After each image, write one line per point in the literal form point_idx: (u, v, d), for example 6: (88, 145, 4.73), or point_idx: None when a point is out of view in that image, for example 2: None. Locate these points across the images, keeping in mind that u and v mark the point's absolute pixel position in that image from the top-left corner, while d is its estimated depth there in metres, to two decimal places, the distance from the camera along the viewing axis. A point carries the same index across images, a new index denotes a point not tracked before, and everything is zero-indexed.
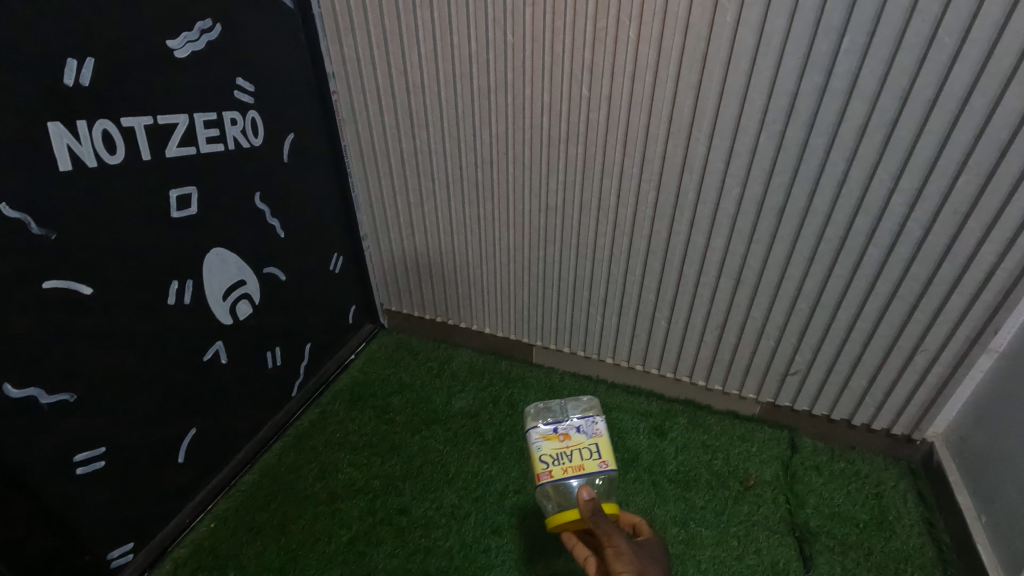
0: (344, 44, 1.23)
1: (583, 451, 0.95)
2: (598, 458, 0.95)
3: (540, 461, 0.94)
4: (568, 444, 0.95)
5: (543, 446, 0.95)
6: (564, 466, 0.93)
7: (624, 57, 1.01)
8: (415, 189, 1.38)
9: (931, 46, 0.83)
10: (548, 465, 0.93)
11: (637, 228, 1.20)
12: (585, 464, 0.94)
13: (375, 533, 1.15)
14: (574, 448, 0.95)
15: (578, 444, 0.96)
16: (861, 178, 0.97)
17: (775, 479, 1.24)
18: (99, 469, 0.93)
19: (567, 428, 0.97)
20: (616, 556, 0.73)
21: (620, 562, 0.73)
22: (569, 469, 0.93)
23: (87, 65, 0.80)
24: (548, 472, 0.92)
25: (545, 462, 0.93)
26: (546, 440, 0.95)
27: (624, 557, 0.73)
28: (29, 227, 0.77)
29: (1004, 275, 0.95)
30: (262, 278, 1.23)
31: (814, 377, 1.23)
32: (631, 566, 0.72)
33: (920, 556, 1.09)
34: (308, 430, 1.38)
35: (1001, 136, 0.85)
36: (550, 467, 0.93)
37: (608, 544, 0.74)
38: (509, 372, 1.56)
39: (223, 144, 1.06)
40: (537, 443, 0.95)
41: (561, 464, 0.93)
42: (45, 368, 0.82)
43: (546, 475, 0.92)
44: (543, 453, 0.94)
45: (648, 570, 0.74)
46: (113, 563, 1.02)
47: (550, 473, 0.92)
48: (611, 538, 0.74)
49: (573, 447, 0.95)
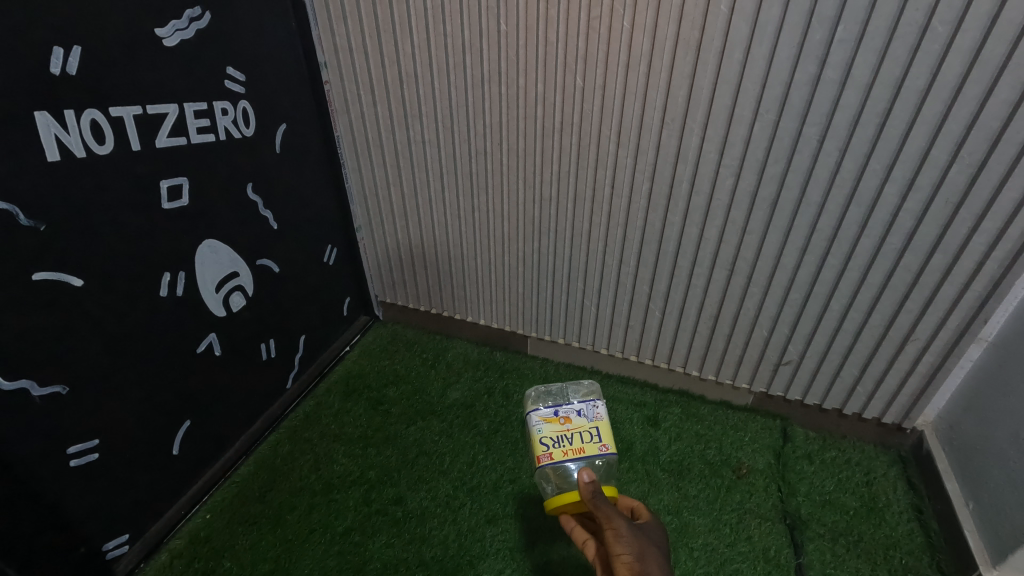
0: (336, 33, 1.21)
1: (583, 435, 0.98)
2: (598, 441, 0.98)
3: (541, 443, 0.96)
4: (569, 427, 0.98)
5: (543, 428, 0.97)
6: (564, 449, 0.96)
7: (618, 46, 1.00)
8: (409, 180, 1.37)
9: (924, 36, 0.83)
10: (548, 448, 0.96)
11: (631, 219, 1.20)
12: (585, 447, 0.97)
13: (371, 524, 1.15)
14: (574, 431, 0.98)
15: (579, 427, 0.98)
16: (854, 169, 0.98)
17: (767, 468, 1.26)
18: (93, 461, 0.93)
19: (568, 411, 0.99)
20: (614, 537, 0.75)
21: (619, 544, 0.74)
22: (569, 451, 0.96)
23: (73, 53, 0.78)
24: (548, 455, 0.95)
25: (546, 444, 0.96)
26: (547, 423, 0.97)
27: (622, 539, 0.74)
28: (17, 218, 0.76)
29: (994, 265, 0.96)
30: (256, 269, 1.23)
31: (807, 367, 1.24)
32: (630, 547, 0.73)
33: (909, 542, 1.11)
34: (303, 422, 1.39)
35: (993, 126, 0.86)
36: (550, 450, 0.96)
37: (608, 526, 0.76)
38: (503, 363, 1.56)
39: (215, 135, 1.05)
40: (538, 426, 0.97)
41: (562, 447, 0.96)
42: (37, 361, 0.82)
43: (546, 457, 0.95)
44: (543, 435, 0.97)
45: (648, 553, 0.74)
46: (108, 554, 1.02)
47: (550, 456, 0.95)
48: (611, 521, 0.75)
49: (573, 430, 0.98)
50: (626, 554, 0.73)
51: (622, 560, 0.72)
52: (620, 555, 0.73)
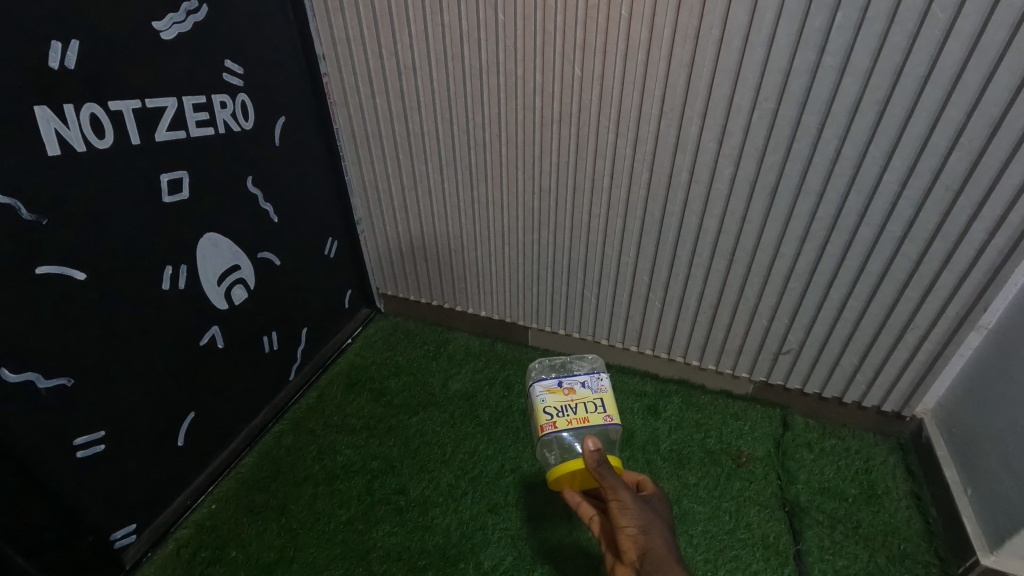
0: (333, 25, 1.21)
1: (587, 405, 0.95)
2: (603, 412, 0.95)
3: (544, 412, 0.93)
4: (572, 398, 0.95)
5: (546, 398, 0.94)
6: (569, 418, 0.93)
7: (616, 35, 1.00)
8: (409, 172, 1.37)
9: (924, 21, 0.82)
10: (552, 417, 0.93)
11: (631, 209, 1.20)
12: (590, 417, 0.94)
13: (374, 513, 1.17)
14: (579, 402, 0.95)
15: (583, 398, 0.96)
16: (853, 157, 0.97)
17: (766, 456, 1.26)
18: (100, 452, 0.95)
19: (572, 382, 0.97)
20: (620, 509, 0.75)
21: (624, 516, 0.74)
22: (573, 421, 0.93)
23: (72, 47, 0.79)
24: (552, 423, 0.92)
25: (549, 413, 0.93)
26: (550, 393, 0.94)
27: (628, 512, 0.74)
28: (20, 212, 0.76)
29: (994, 253, 0.96)
30: (257, 262, 1.24)
31: (806, 356, 1.25)
32: (635, 520, 0.74)
33: (907, 528, 1.12)
34: (306, 413, 1.40)
35: (993, 113, 0.85)
36: (554, 419, 0.93)
37: (613, 498, 0.76)
38: (504, 354, 1.57)
39: (214, 128, 1.05)
40: (541, 396, 0.95)
41: (566, 416, 0.93)
42: (43, 353, 0.83)
43: (550, 426, 0.92)
44: (547, 405, 0.94)
45: (654, 526, 0.75)
46: (116, 543, 1.03)
47: (554, 424, 0.92)
48: (617, 492, 0.76)
49: (577, 401, 0.95)
50: (631, 527, 0.73)
51: (626, 533, 0.73)
52: (624, 528, 0.74)
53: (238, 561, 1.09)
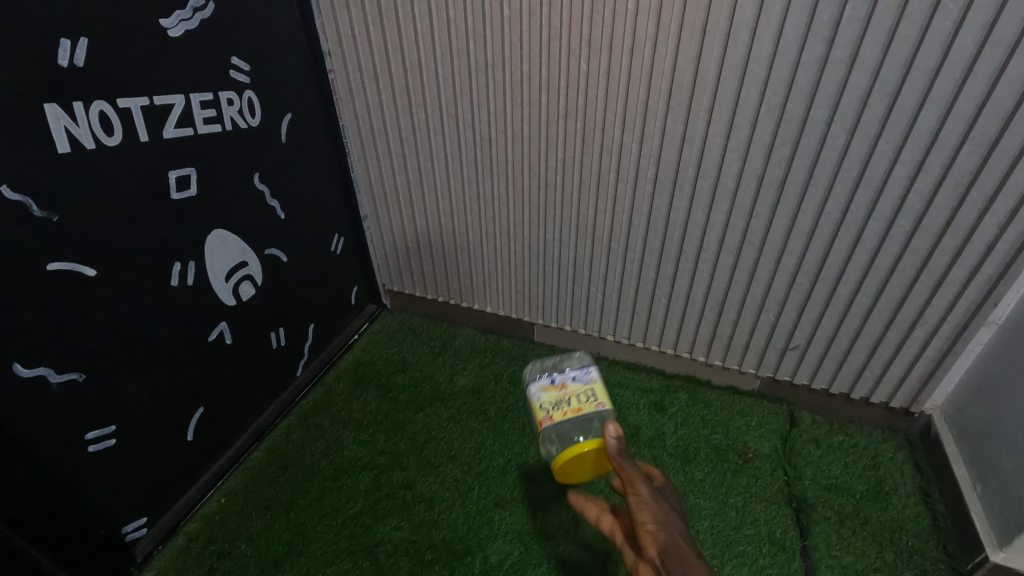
0: (339, 22, 1.21)
1: (580, 395, 0.94)
2: (596, 399, 0.94)
3: (540, 409, 0.93)
4: (565, 392, 0.95)
5: (542, 396, 0.94)
6: (563, 410, 0.92)
7: (623, 29, 0.99)
8: (415, 168, 1.37)
9: (935, 13, 0.81)
10: (547, 412, 0.92)
11: (637, 204, 1.20)
12: (584, 407, 0.93)
13: (381, 508, 1.17)
14: (571, 394, 0.95)
15: (575, 390, 0.95)
16: (862, 151, 0.96)
17: (773, 452, 1.26)
18: (110, 446, 0.96)
19: (563, 377, 0.97)
20: (639, 503, 0.74)
21: (642, 511, 0.74)
22: (568, 412, 0.92)
23: (81, 45, 0.79)
24: (548, 418, 0.92)
25: (545, 409, 0.93)
26: (544, 391, 0.95)
27: (646, 506, 0.74)
28: (31, 209, 0.77)
29: (1005, 247, 0.95)
30: (263, 259, 1.24)
31: (814, 352, 1.24)
32: (653, 516, 0.73)
33: (915, 524, 1.11)
34: (313, 409, 1.41)
35: (1005, 106, 0.84)
36: (550, 413, 0.92)
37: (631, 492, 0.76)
38: (511, 350, 1.57)
39: (221, 125, 1.06)
40: (536, 395, 0.95)
41: (561, 408, 0.92)
42: (55, 348, 0.84)
43: (546, 420, 0.92)
44: (542, 402, 0.94)
45: (671, 521, 0.74)
46: (128, 536, 1.05)
47: (550, 419, 0.92)
48: (635, 485, 0.75)
49: (570, 393, 0.94)
50: (649, 523, 0.73)
51: (645, 528, 0.73)
52: (643, 523, 0.73)
53: (247, 554, 1.10)
